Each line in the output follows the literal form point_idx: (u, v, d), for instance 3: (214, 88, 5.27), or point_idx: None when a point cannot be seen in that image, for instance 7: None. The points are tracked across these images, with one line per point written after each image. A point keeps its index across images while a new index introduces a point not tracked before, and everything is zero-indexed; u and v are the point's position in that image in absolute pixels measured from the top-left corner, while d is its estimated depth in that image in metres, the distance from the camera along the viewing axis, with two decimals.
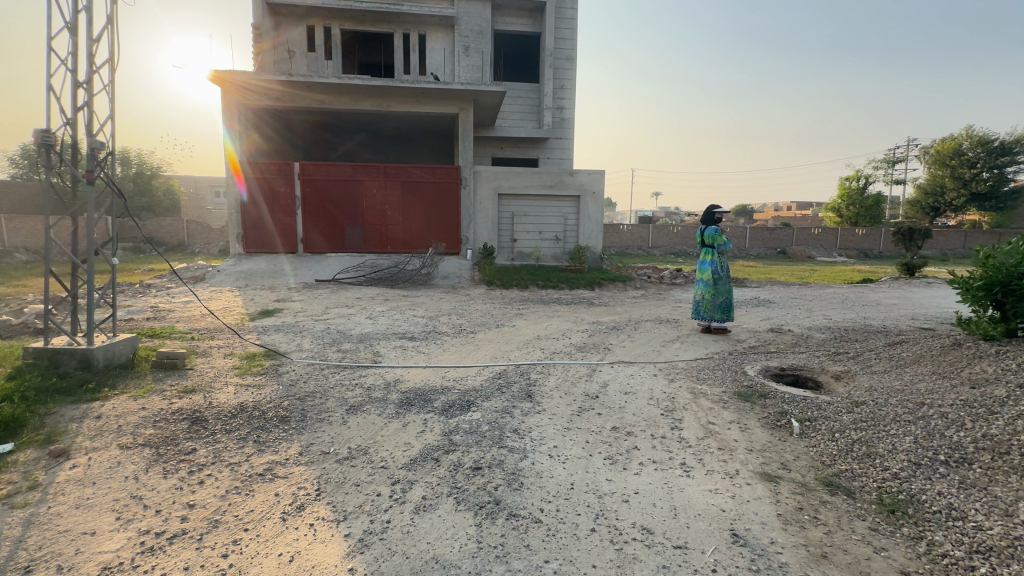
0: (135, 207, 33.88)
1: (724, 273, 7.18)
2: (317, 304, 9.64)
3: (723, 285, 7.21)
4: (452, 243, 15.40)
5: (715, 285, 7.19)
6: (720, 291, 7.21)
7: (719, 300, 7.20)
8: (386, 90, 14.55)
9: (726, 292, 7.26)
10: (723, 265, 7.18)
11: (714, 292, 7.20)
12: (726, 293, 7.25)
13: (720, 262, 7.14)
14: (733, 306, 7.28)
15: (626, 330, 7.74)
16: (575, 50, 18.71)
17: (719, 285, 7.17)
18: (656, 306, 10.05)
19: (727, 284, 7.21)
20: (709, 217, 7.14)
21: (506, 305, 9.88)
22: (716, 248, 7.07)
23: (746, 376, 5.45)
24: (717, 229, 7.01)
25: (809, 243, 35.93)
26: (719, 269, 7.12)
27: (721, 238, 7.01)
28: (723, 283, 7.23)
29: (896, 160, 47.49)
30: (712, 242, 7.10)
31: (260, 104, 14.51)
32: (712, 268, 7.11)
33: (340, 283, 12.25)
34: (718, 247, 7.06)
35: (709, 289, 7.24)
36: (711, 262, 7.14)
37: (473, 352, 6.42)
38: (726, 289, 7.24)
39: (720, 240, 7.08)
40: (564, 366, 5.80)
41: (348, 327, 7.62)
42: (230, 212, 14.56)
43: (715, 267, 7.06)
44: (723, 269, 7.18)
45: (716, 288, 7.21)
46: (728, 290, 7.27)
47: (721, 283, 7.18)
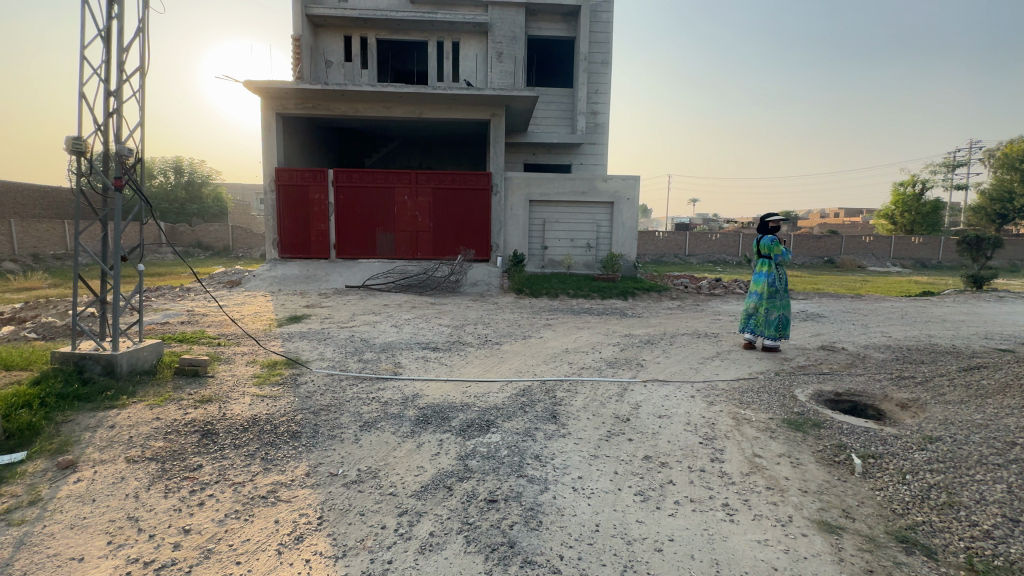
0: (185, 214, 35.64)
1: (781, 286, 6.65)
2: (345, 311, 9.61)
3: (780, 299, 6.67)
4: (482, 250, 15.22)
5: (770, 299, 6.67)
6: (775, 305, 6.67)
7: (774, 315, 6.65)
8: (419, 97, 14.58)
9: (784, 307, 6.69)
10: (781, 278, 6.66)
11: (769, 305, 6.67)
12: (783, 308, 6.69)
13: (777, 273, 6.64)
14: (789, 323, 6.70)
15: (660, 345, 7.28)
16: (610, 53, 18.31)
17: (775, 299, 6.64)
18: (693, 318, 9.49)
19: (785, 298, 6.66)
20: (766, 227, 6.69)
21: (534, 315, 9.56)
22: (772, 259, 6.59)
23: (796, 401, 4.93)
24: (775, 239, 6.53)
25: (858, 252, 33.91)
26: (776, 281, 6.62)
27: (778, 248, 6.51)
28: (780, 297, 6.68)
29: (956, 164, 44.38)
30: (768, 252, 6.63)
31: (297, 112, 14.82)
32: (768, 280, 6.62)
33: (370, 289, 12.26)
34: (775, 258, 6.57)
35: (763, 302, 6.74)
36: (767, 273, 6.66)
37: (498, 365, 6.14)
38: (783, 304, 6.68)
39: (778, 250, 6.57)
40: (593, 384, 5.42)
41: (372, 336, 7.49)
42: (267, 217, 14.92)
43: (771, 279, 6.58)
44: (780, 282, 6.65)
45: (771, 302, 6.68)
46: (786, 305, 6.70)
47: (778, 296, 6.65)
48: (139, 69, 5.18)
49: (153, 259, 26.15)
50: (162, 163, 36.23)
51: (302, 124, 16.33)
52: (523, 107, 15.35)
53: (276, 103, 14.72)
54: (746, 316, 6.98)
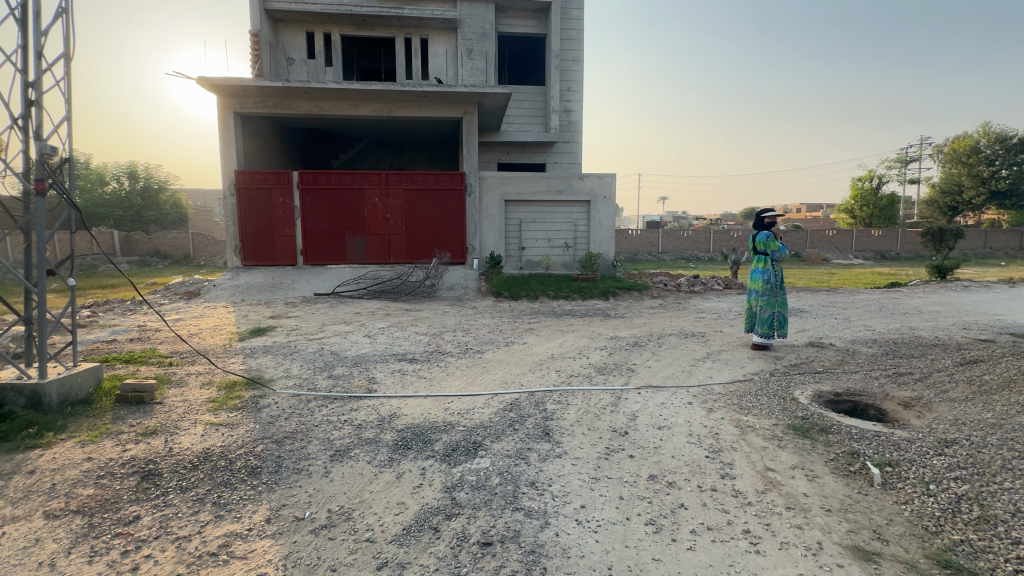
0: (141, 221, 33.78)
1: (777, 283, 6.57)
2: (314, 321, 9.00)
3: (776, 296, 6.59)
4: (458, 252, 14.75)
5: (765, 296, 6.59)
6: (770, 302, 6.58)
7: (767, 312, 6.57)
8: (387, 95, 14.01)
9: (779, 305, 6.61)
10: (777, 275, 6.59)
11: (763, 302, 6.60)
12: (778, 306, 6.60)
13: (773, 270, 6.58)
14: (785, 321, 6.60)
15: (649, 347, 7.00)
16: (582, 51, 18.13)
17: (770, 296, 6.57)
18: (677, 318, 9.28)
19: (780, 296, 6.58)
20: (762, 223, 6.68)
21: (515, 319, 9.18)
22: (769, 255, 6.53)
23: (798, 404, 4.70)
24: (771, 235, 6.50)
25: (823, 245, 34.89)
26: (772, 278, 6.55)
27: (774, 244, 6.51)
28: (776, 294, 6.60)
29: (909, 159, 46.33)
30: (764, 249, 6.58)
31: (257, 111, 14.01)
32: (764, 276, 6.56)
33: (340, 297, 11.64)
34: (771, 254, 6.53)
35: (758, 299, 6.67)
36: (763, 270, 6.60)
37: (481, 376, 5.72)
38: (778, 301, 6.60)
39: (774, 247, 6.54)
40: (584, 394, 5.06)
41: (343, 348, 6.95)
42: (227, 223, 14.06)
43: (767, 275, 6.52)
44: (776, 279, 6.59)
45: (766, 300, 6.61)
46: (781, 303, 6.62)
47: (773, 294, 6.57)
48: (63, 57, 4.56)
49: (105, 269, 24.55)
50: (114, 168, 34.22)
51: (263, 124, 15.50)
52: (496, 105, 14.95)
53: (234, 101, 13.87)
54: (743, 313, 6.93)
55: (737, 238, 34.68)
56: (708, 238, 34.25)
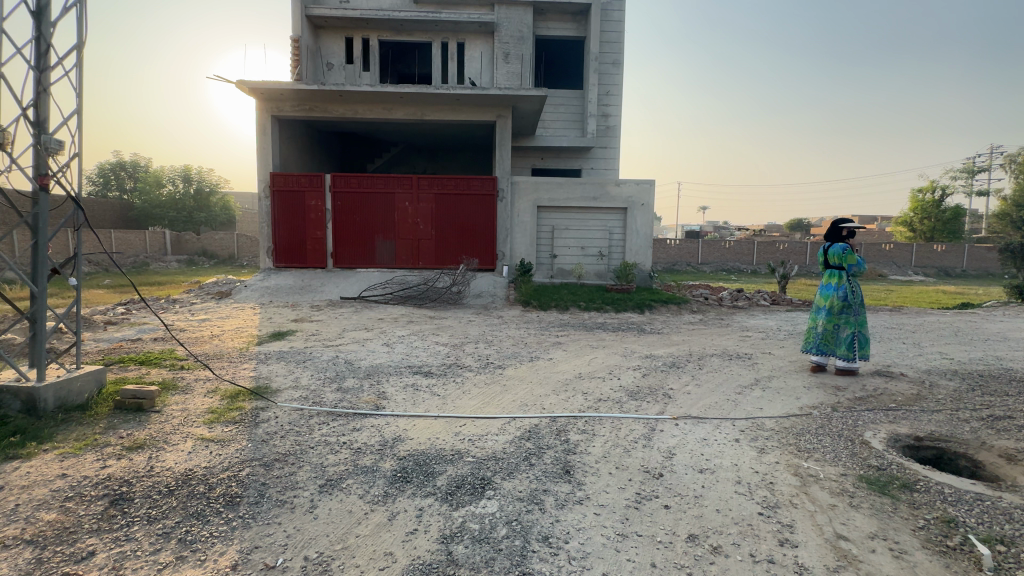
0: (193, 222, 35.30)
1: (856, 300, 5.86)
2: (335, 327, 8.75)
3: (855, 314, 5.88)
4: (487, 259, 14.36)
5: (841, 314, 5.91)
6: (847, 321, 5.88)
7: (844, 333, 5.88)
8: (420, 99, 13.84)
9: (859, 323, 5.90)
10: (855, 291, 5.90)
11: (838, 322, 5.91)
12: (857, 325, 5.89)
13: (850, 286, 5.90)
14: (866, 342, 5.87)
15: (688, 369, 6.31)
16: (621, 54, 17.52)
17: (848, 315, 5.87)
18: (720, 336, 8.50)
19: (860, 314, 5.87)
20: (836, 234, 6.02)
21: (542, 331, 8.64)
22: (844, 269, 5.87)
23: (871, 448, 3.95)
24: (847, 246, 5.84)
25: (879, 260, 32.59)
26: (849, 295, 5.86)
27: (851, 257, 5.85)
28: (854, 312, 5.90)
29: (977, 169, 42.93)
30: (839, 262, 5.92)
31: (293, 114, 14.16)
32: (840, 293, 5.88)
33: (365, 302, 11.44)
34: (847, 268, 5.85)
35: (832, 318, 5.97)
36: (837, 286, 5.93)
37: (499, 396, 5.21)
38: (858, 320, 5.89)
39: (851, 259, 5.87)
40: (613, 423, 4.48)
41: (359, 357, 6.61)
42: (261, 225, 14.23)
43: (843, 291, 5.85)
44: (854, 295, 5.87)
45: (843, 318, 5.91)
46: (861, 321, 5.89)
47: (851, 312, 5.87)
48: (76, 47, 4.44)
49: (155, 267, 25.55)
50: (171, 172, 35.85)
51: (300, 128, 15.69)
52: (530, 108, 14.54)
53: (272, 105, 14.07)
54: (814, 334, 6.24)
55: (784, 251, 32.87)
56: (751, 249, 32.63)
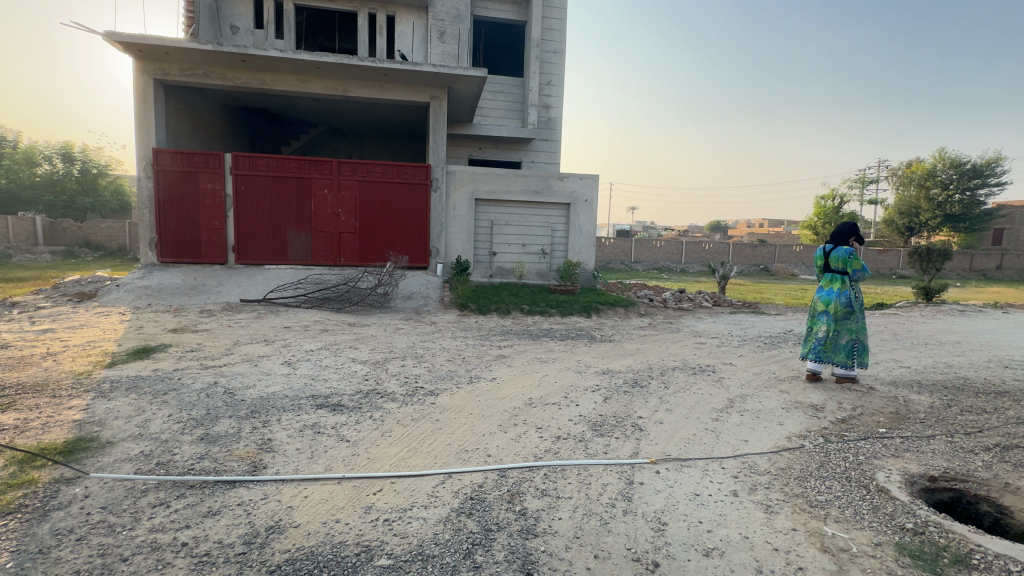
0: (76, 207, 30.07)
1: (858, 307, 5.54)
2: (224, 339, 7.03)
3: (855, 322, 5.55)
4: (419, 256, 12.95)
5: (842, 321, 5.55)
6: (848, 328, 5.54)
7: (845, 339, 5.55)
8: (342, 72, 12.12)
9: (857, 330, 5.61)
10: (857, 298, 5.57)
11: (839, 329, 5.56)
12: (856, 333, 5.58)
13: (852, 292, 5.57)
14: (864, 349, 5.59)
15: (653, 389, 5.45)
16: (563, 43, 16.74)
17: (849, 321, 5.53)
18: (675, 345, 7.81)
19: (860, 320, 5.55)
20: (844, 236, 5.61)
21: (482, 341, 7.50)
22: (848, 274, 5.54)
23: (894, 500, 3.21)
24: (852, 250, 5.51)
25: (790, 261, 34.83)
26: (852, 301, 5.52)
27: (857, 262, 5.52)
28: (855, 320, 5.57)
29: (869, 180, 47.53)
30: (843, 267, 5.58)
31: (183, 80, 11.88)
32: (842, 298, 5.54)
33: (271, 305, 9.65)
34: (851, 273, 5.52)
35: (833, 324, 5.59)
36: (839, 291, 5.58)
37: (431, 438, 4.01)
38: (858, 327, 5.58)
39: (856, 265, 5.54)
40: (579, 477, 3.44)
41: (247, 385, 5.09)
42: (142, 211, 11.82)
43: (846, 297, 5.50)
44: (856, 302, 5.54)
45: (843, 325, 5.59)
46: (861, 329, 5.59)
47: (852, 319, 5.54)
48: None
49: (19, 260, 21.12)
50: (47, 147, 30.33)
51: (195, 98, 13.33)
52: (468, 92, 13.29)
53: (156, 66, 11.71)
54: (808, 340, 5.82)
55: (709, 251, 34.08)
56: (680, 249, 33.62)
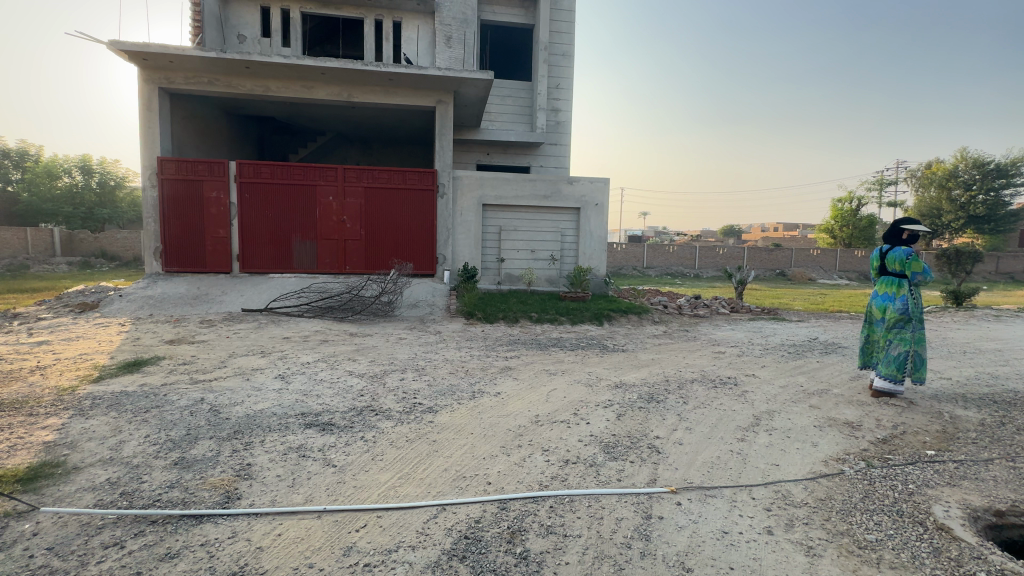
0: (94, 218, 30.47)
1: (915, 314, 5.20)
2: (220, 352, 6.76)
3: (911, 331, 5.20)
4: (425, 263, 12.67)
5: (896, 329, 5.24)
6: (901, 338, 5.21)
7: (895, 350, 5.21)
8: (347, 78, 11.95)
9: (914, 342, 5.23)
10: (916, 305, 5.24)
11: (891, 337, 5.26)
12: (912, 344, 5.21)
13: (911, 297, 5.26)
14: (922, 363, 5.16)
15: (671, 405, 5.02)
16: (572, 45, 16.44)
17: (903, 329, 5.20)
18: (692, 355, 7.36)
19: (918, 331, 5.19)
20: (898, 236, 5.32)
21: (488, 352, 7.14)
22: (906, 277, 5.28)
23: (959, 541, 2.75)
24: (911, 251, 5.23)
25: (808, 265, 33.92)
26: (909, 307, 5.21)
27: (916, 265, 5.23)
28: (912, 329, 5.22)
29: (887, 182, 46.37)
30: (900, 269, 5.31)
31: (188, 88, 11.81)
32: (898, 304, 5.26)
33: (273, 315, 9.41)
34: (910, 277, 5.25)
35: (886, 332, 5.32)
36: (896, 296, 5.31)
37: (426, 462, 3.65)
38: (914, 338, 5.21)
39: (916, 267, 5.24)
40: (588, 510, 3.04)
41: (234, 401, 4.78)
42: (147, 221, 11.73)
43: (902, 302, 5.23)
44: (914, 309, 5.21)
45: (898, 334, 5.26)
46: (919, 340, 5.20)
47: (907, 327, 5.21)
48: None
49: (36, 271, 21.33)
50: (67, 161, 30.98)
51: (200, 107, 13.27)
52: (475, 95, 13.03)
53: (161, 75, 11.66)
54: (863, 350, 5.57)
55: (723, 255, 33.37)
56: (693, 253, 32.99)
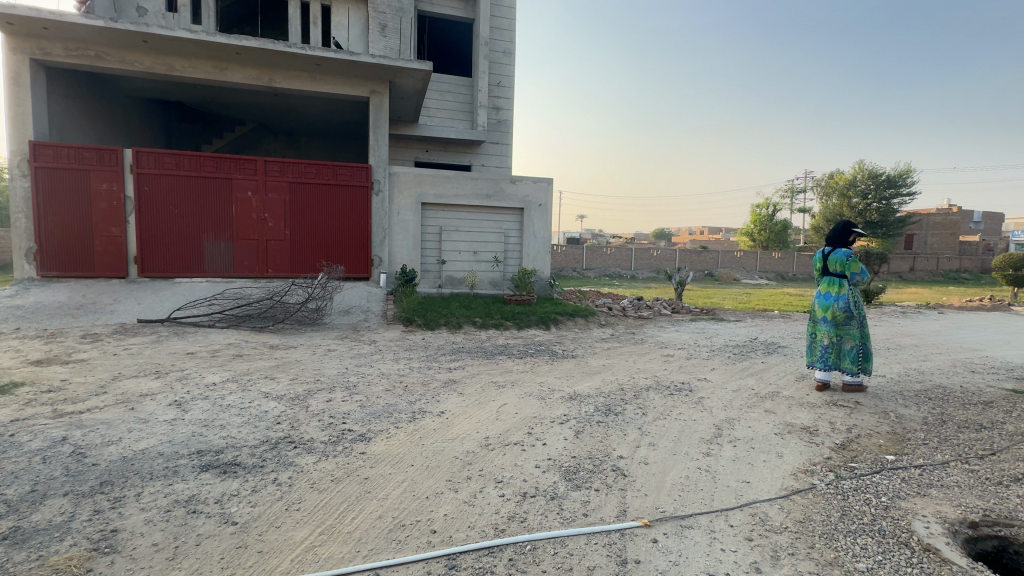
0: None
1: (858, 311, 5.34)
2: (100, 374, 5.59)
3: (857, 326, 5.35)
4: (359, 266, 11.72)
5: (844, 326, 5.37)
6: (851, 334, 5.35)
7: (849, 346, 5.36)
8: (266, 60, 10.76)
9: (861, 335, 5.39)
10: (857, 301, 5.37)
11: (841, 334, 5.39)
12: (860, 337, 5.38)
13: (851, 295, 5.37)
14: (870, 354, 5.39)
15: (630, 417, 4.68)
16: (512, 43, 16.08)
17: (851, 326, 5.34)
18: (643, 360, 7.14)
19: (863, 325, 5.35)
20: (842, 237, 5.45)
21: (428, 364, 6.49)
22: (846, 277, 5.38)
23: (950, 566, 2.55)
24: (851, 253, 5.33)
25: (733, 266, 35.97)
26: (852, 305, 5.33)
27: (855, 265, 5.35)
28: (857, 324, 5.36)
29: (798, 190, 50.45)
30: (841, 269, 5.42)
31: (70, 61, 10.11)
32: (841, 303, 5.35)
33: (177, 326, 8.15)
34: (851, 277, 5.36)
35: (834, 330, 5.42)
36: (838, 295, 5.38)
37: (355, 509, 2.98)
38: (860, 332, 5.36)
39: (854, 267, 5.37)
40: (555, 562, 2.54)
41: (109, 438, 3.82)
42: (16, 216, 9.87)
43: (845, 301, 5.31)
44: (857, 305, 5.34)
45: (845, 330, 5.39)
46: (864, 333, 5.38)
47: (853, 323, 5.35)
48: None
49: None
50: None
51: (88, 85, 11.44)
52: (412, 87, 12.27)
53: (34, 45, 9.89)
54: (812, 348, 5.64)
55: (657, 257, 34.59)
56: (629, 256, 33.94)
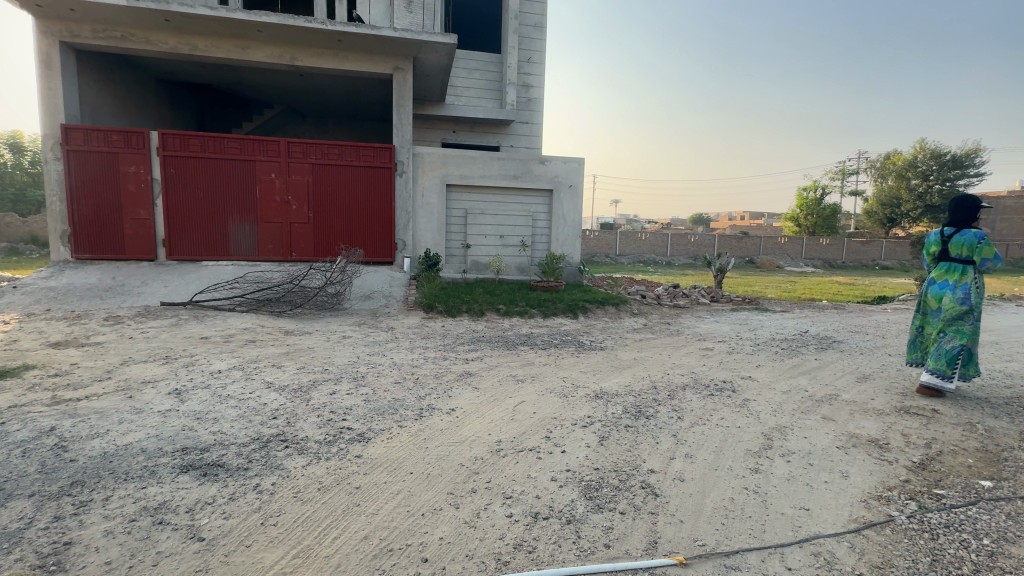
0: (25, 200, 26.50)
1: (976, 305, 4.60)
2: (110, 358, 5.46)
3: (970, 323, 4.59)
4: (382, 250, 11.45)
5: (953, 321, 4.63)
6: (959, 331, 4.61)
7: (951, 344, 4.62)
8: (288, 36, 10.46)
9: (971, 336, 4.62)
10: (978, 295, 4.62)
11: (946, 330, 4.66)
12: (968, 338, 4.61)
13: (973, 287, 4.64)
14: (975, 359, 4.63)
15: (664, 421, 4.12)
16: (544, 15, 15.23)
17: (964, 321, 4.60)
18: (678, 354, 6.49)
19: (977, 324, 4.59)
20: (968, 216, 4.70)
21: (444, 354, 6.08)
22: (972, 264, 4.65)
23: None
24: (983, 236, 4.59)
25: (776, 252, 34.04)
26: (971, 297, 4.59)
27: (987, 251, 4.60)
28: (972, 321, 4.61)
29: (850, 171, 47.12)
30: (966, 255, 4.68)
31: (98, 43, 10.11)
32: (959, 293, 4.65)
33: (197, 309, 8.07)
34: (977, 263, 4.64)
35: (940, 323, 4.71)
36: (957, 284, 4.68)
37: (339, 525, 2.59)
38: (972, 331, 4.61)
39: (986, 253, 4.62)
40: None
41: (97, 430, 3.59)
42: (51, 199, 10.04)
43: (964, 291, 4.61)
44: (976, 299, 4.60)
45: (954, 326, 4.65)
46: (975, 334, 4.61)
47: (966, 319, 4.60)
48: None
49: None
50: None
51: (117, 68, 11.48)
52: (437, 63, 11.73)
53: (63, 27, 9.93)
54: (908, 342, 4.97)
55: (695, 243, 33.09)
56: (665, 241, 32.62)
